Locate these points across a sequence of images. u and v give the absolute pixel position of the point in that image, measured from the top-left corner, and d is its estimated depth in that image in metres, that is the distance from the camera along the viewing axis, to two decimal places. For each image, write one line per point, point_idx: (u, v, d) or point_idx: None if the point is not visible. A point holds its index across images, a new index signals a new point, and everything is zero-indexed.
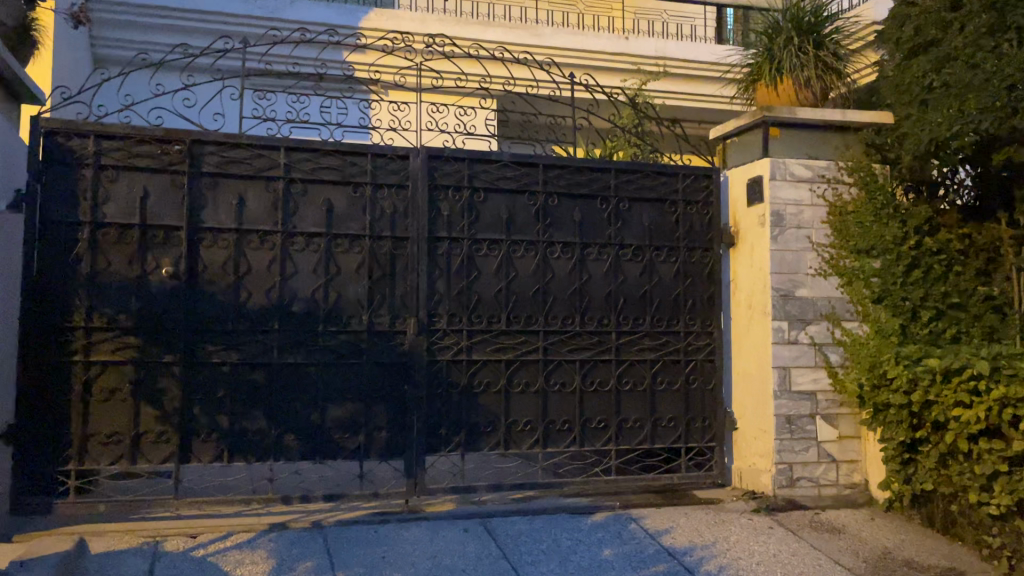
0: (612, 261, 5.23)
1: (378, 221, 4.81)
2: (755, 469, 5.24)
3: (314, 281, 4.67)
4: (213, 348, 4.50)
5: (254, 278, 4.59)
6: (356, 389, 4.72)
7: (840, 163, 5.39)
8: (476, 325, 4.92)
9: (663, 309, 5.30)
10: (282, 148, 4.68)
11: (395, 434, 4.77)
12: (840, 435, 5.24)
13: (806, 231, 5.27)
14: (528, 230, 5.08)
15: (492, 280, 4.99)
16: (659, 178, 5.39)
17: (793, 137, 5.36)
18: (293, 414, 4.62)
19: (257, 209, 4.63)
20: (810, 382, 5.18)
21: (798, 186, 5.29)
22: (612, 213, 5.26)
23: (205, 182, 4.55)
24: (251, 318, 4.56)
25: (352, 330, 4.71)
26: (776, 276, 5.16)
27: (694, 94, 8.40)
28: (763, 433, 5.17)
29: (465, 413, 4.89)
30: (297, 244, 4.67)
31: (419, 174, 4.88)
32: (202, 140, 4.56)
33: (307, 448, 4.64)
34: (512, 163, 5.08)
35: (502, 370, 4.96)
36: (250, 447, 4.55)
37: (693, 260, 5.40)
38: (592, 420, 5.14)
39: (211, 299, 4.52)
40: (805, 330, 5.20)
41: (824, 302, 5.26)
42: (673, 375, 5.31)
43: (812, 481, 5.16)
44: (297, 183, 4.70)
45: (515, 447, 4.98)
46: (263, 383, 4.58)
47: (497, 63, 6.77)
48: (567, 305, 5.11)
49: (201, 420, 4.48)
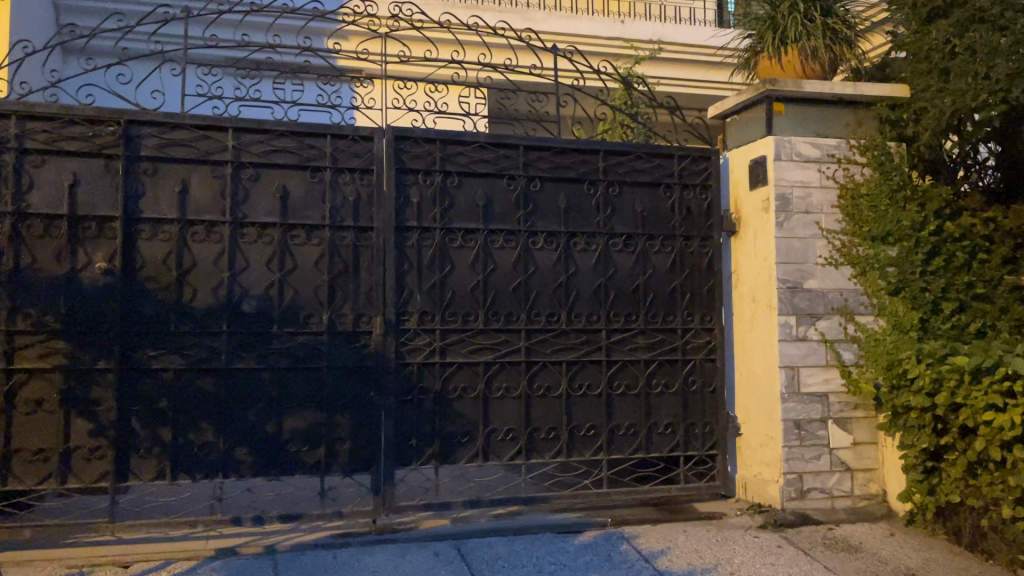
0: (601, 251, 4.74)
1: (339, 209, 4.32)
2: (760, 479, 4.74)
3: (266, 276, 4.20)
4: (153, 353, 4.03)
5: (199, 274, 4.11)
6: (315, 397, 4.23)
7: (851, 141, 4.89)
8: (450, 324, 4.44)
9: (658, 304, 4.82)
10: (230, 128, 4.21)
11: (360, 446, 4.28)
12: (855, 442, 4.72)
13: (815, 216, 4.77)
14: (507, 219, 4.60)
15: (468, 274, 4.50)
16: (653, 160, 4.90)
17: (800, 113, 4.86)
18: (245, 425, 4.14)
19: (202, 197, 4.15)
20: (821, 384, 4.67)
21: (805, 167, 4.78)
22: (600, 199, 4.77)
23: (144, 167, 4.09)
24: (196, 319, 4.08)
25: (311, 331, 4.23)
26: (782, 266, 4.66)
27: (692, 79, 7.85)
28: (770, 440, 4.67)
29: (438, 422, 4.40)
30: (247, 236, 4.19)
31: (384, 157, 4.39)
32: (138, 120, 4.08)
33: (261, 464, 4.15)
34: (489, 144, 4.60)
35: (479, 374, 4.48)
36: (197, 463, 4.08)
37: (691, 249, 4.91)
38: (582, 427, 4.65)
39: (151, 298, 4.05)
40: (815, 325, 4.70)
41: (835, 294, 4.76)
42: (671, 376, 4.82)
43: (825, 493, 4.65)
44: (248, 168, 4.22)
45: (495, 457, 4.50)
46: (211, 391, 4.10)
47: (473, 34, 6.20)
48: (551, 301, 4.63)
49: (141, 434, 4.01)
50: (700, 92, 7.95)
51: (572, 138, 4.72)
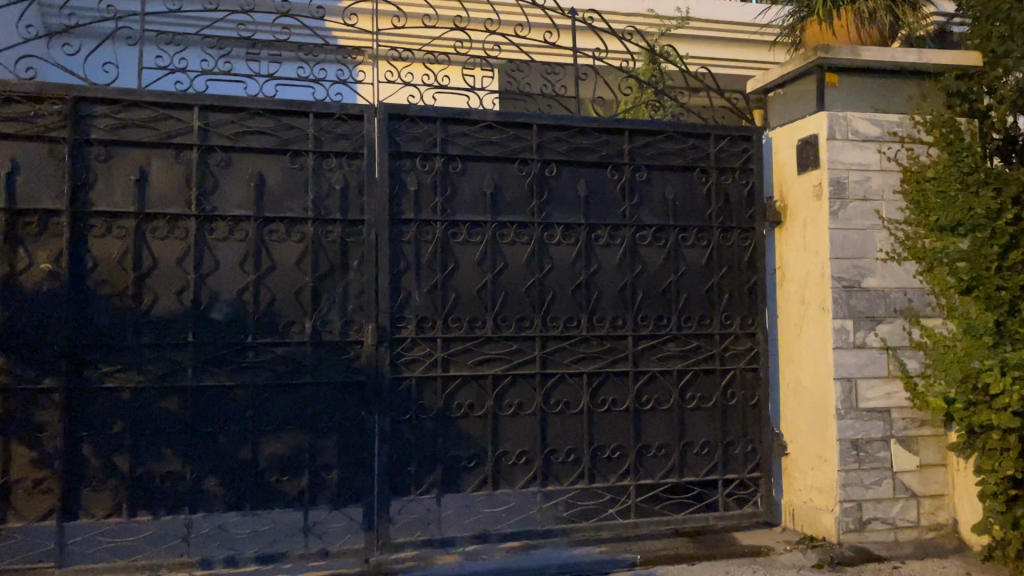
0: (627, 246, 4.12)
1: (324, 200, 3.73)
2: (811, 506, 4.12)
3: (239, 278, 3.61)
4: (106, 369, 3.46)
5: (161, 276, 3.54)
6: (297, 418, 3.65)
7: (915, 117, 4.23)
8: (454, 332, 3.85)
9: (692, 306, 4.21)
10: (195, 107, 3.61)
11: (350, 474, 3.70)
12: (921, 464, 4.09)
13: (874, 204, 4.13)
14: (519, 209, 3.99)
15: (473, 273, 3.90)
16: (686, 140, 4.28)
17: (856, 85, 4.20)
18: (216, 451, 3.57)
19: (163, 187, 3.57)
20: (882, 398, 4.05)
21: (863, 146, 4.13)
22: (626, 185, 4.15)
23: (95, 152, 3.51)
24: (157, 329, 3.51)
25: (292, 342, 3.65)
26: (837, 263, 4.03)
27: (741, 58, 6.70)
28: (823, 462, 4.04)
29: (440, 445, 3.81)
30: (216, 232, 3.61)
31: (376, 139, 3.79)
32: (87, 97, 3.50)
33: (234, 496, 3.58)
34: (498, 124, 3.98)
35: (487, 389, 3.89)
36: (158, 496, 3.51)
37: (729, 243, 4.29)
38: (605, 448, 4.06)
39: (104, 305, 3.47)
40: (875, 330, 4.06)
41: (898, 294, 4.12)
42: (707, 388, 4.22)
43: (887, 524, 4.03)
44: (217, 152, 3.64)
45: (506, 485, 3.91)
46: (175, 412, 3.52)
47: (482, 4, 5.53)
48: (570, 304, 4.03)
49: (93, 463, 3.45)
50: (747, 75, 6.82)
51: (594, 116, 4.09)
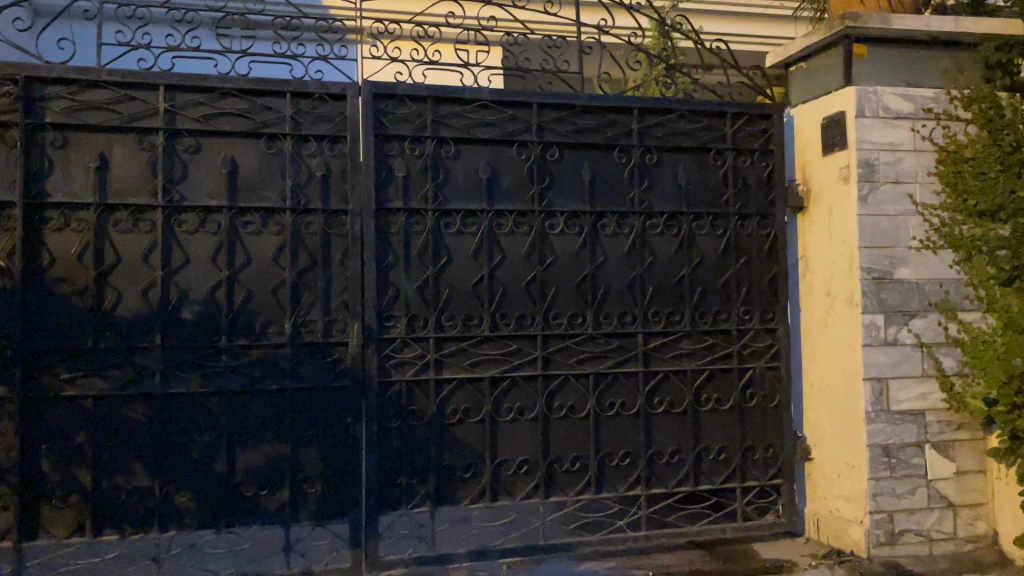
0: (636, 235, 3.78)
1: (303, 188, 3.41)
2: (838, 517, 3.80)
3: (211, 274, 3.30)
4: (66, 376, 3.16)
5: (125, 273, 3.23)
6: (277, 427, 3.35)
7: (951, 92, 3.85)
8: (447, 331, 3.53)
9: (707, 301, 3.87)
10: (160, 87, 3.29)
11: (334, 487, 3.40)
12: (958, 471, 3.75)
13: (907, 187, 3.77)
14: (518, 196, 3.65)
15: (468, 267, 3.58)
16: (699, 120, 3.93)
17: (887, 58, 3.83)
18: (188, 464, 3.27)
19: (127, 175, 3.26)
20: (915, 399, 3.71)
21: (895, 124, 3.77)
22: (634, 169, 3.81)
23: (51, 138, 3.20)
24: (121, 331, 3.21)
25: (269, 343, 3.34)
26: (867, 253, 3.68)
27: (760, 36, 6.24)
28: (851, 470, 3.72)
29: (433, 454, 3.51)
30: (185, 224, 3.29)
31: (361, 120, 3.47)
32: (41, 77, 3.18)
33: (209, 512, 3.29)
34: (494, 103, 3.64)
35: (484, 393, 3.58)
36: (125, 513, 3.22)
37: (747, 230, 3.95)
38: (614, 456, 3.74)
39: (62, 306, 3.17)
40: (907, 326, 3.72)
41: (933, 286, 3.76)
42: (724, 389, 3.89)
43: (920, 536, 3.70)
44: (186, 136, 3.32)
45: (506, 497, 3.60)
46: (142, 422, 3.22)
47: None
48: (573, 300, 3.70)
49: (52, 479, 3.16)
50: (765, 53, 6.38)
51: (599, 94, 3.75)
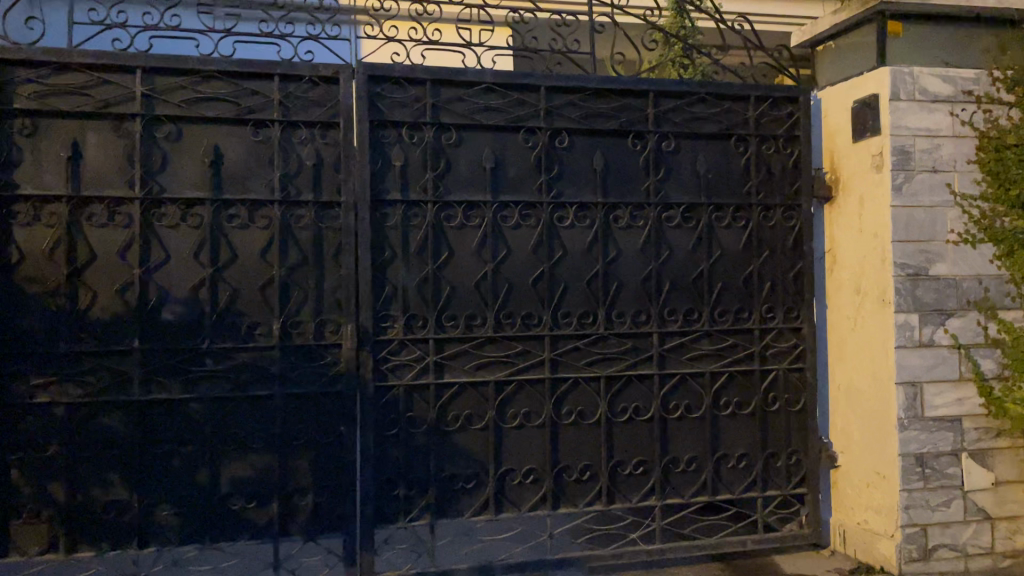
0: (652, 227, 3.52)
1: (293, 178, 3.17)
2: (866, 530, 3.55)
3: (193, 272, 3.06)
4: (37, 382, 2.94)
5: (100, 271, 3.00)
6: (265, 436, 3.13)
7: (993, 72, 3.55)
8: (448, 332, 3.29)
9: (727, 298, 3.62)
10: (138, 70, 3.05)
11: (327, 499, 3.18)
12: (997, 481, 3.50)
13: (945, 176, 3.49)
14: (524, 187, 3.40)
15: (471, 264, 3.33)
16: (721, 103, 3.65)
17: (925, 36, 3.54)
18: (170, 475, 3.06)
19: (102, 165, 3.02)
20: (952, 405, 3.45)
21: (933, 108, 3.48)
22: (650, 157, 3.54)
23: (20, 124, 2.96)
24: (96, 334, 2.98)
25: (257, 346, 3.10)
26: (900, 247, 3.41)
27: (785, 14, 5.91)
28: (882, 480, 3.47)
29: (433, 464, 3.28)
30: (165, 218, 3.05)
31: (355, 105, 3.21)
32: (8, 59, 2.94)
33: (192, 527, 3.07)
34: (499, 86, 3.38)
35: (488, 398, 3.34)
36: (102, 528, 3.00)
37: (771, 222, 3.68)
38: (627, 464, 3.50)
39: (32, 306, 2.94)
40: (944, 326, 3.45)
41: (972, 283, 3.49)
42: (745, 392, 3.63)
43: (955, 551, 3.45)
44: (166, 123, 3.07)
45: (511, 509, 3.37)
46: (120, 431, 3.01)
47: None
48: (584, 298, 3.45)
49: (24, 492, 2.95)
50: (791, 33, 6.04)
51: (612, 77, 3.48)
